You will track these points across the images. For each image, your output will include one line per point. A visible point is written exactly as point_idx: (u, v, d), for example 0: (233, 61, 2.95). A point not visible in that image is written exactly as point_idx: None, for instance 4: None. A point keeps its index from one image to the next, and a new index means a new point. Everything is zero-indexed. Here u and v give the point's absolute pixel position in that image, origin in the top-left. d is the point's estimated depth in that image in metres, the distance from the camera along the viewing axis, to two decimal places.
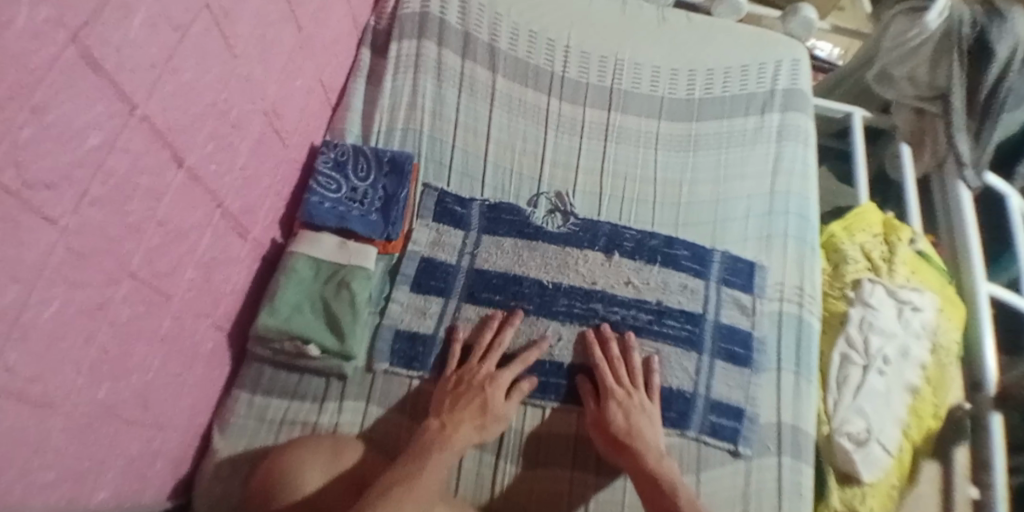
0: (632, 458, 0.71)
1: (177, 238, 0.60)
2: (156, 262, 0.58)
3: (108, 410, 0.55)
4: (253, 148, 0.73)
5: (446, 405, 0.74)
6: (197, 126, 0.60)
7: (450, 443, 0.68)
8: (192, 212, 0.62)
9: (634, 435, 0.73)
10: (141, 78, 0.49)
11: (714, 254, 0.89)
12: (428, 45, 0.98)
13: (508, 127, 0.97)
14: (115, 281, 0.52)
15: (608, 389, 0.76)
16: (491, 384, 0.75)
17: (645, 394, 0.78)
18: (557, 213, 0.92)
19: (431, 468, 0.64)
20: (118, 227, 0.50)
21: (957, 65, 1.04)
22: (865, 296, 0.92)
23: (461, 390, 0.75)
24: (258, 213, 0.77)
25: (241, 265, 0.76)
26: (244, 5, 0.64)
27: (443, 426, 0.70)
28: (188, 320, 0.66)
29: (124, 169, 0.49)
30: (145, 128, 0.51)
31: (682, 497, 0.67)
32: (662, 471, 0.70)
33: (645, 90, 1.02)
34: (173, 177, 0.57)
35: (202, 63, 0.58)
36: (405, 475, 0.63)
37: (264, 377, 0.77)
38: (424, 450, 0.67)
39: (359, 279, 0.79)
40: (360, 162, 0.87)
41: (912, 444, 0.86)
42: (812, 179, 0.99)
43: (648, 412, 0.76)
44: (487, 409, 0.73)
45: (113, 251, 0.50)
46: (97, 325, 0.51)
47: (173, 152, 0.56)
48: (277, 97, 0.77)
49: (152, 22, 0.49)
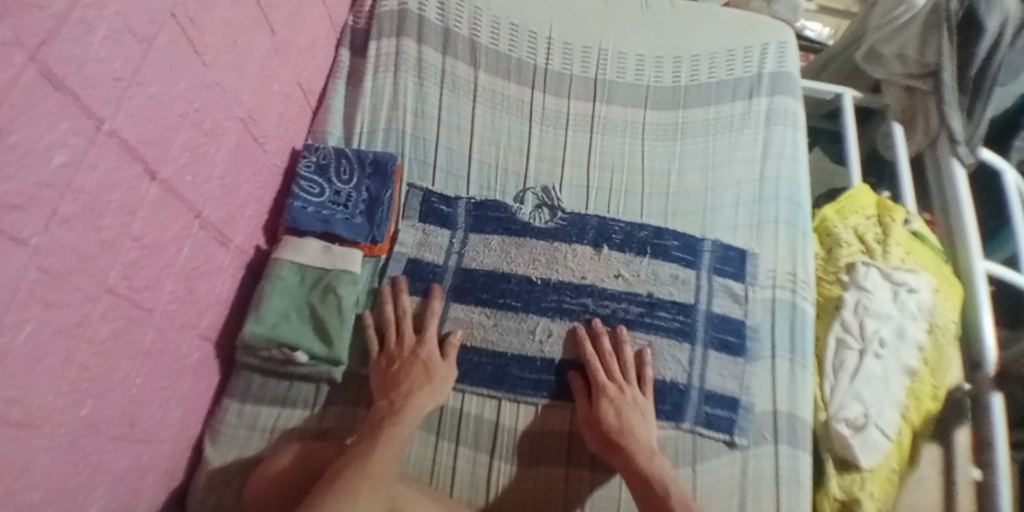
0: (625, 458, 0.71)
1: (155, 252, 0.60)
2: (134, 277, 0.57)
3: (93, 427, 0.55)
4: (231, 156, 0.72)
5: (384, 383, 0.74)
6: (170, 137, 0.59)
7: (403, 414, 0.70)
8: (169, 225, 0.61)
9: (626, 433, 0.72)
10: (107, 93, 0.48)
11: (704, 243, 0.88)
12: (407, 43, 0.97)
13: (491, 123, 0.95)
14: (93, 298, 0.51)
15: (600, 387, 0.76)
16: (423, 349, 0.77)
17: (638, 388, 0.78)
18: (544, 208, 0.91)
19: (386, 440, 0.66)
20: (91, 244, 0.49)
21: (945, 41, 1.01)
22: (859, 280, 0.91)
23: (394, 366, 0.75)
24: (240, 222, 0.76)
25: (225, 274, 0.75)
26: (213, 13, 0.63)
27: (392, 402, 0.72)
28: (173, 332, 0.66)
29: (94, 186, 0.48)
30: (113, 143, 0.50)
31: (674, 496, 0.67)
32: (654, 469, 0.69)
33: (630, 79, 1.01)
34: (146, 191, 0.56)
35: (170, 73, 0.57)
36: (361, 452, 0.64)
37: (254, 385, 0.76)
38: (374, 428, 0.68)
39: (345, 284, 0.78)
40: (342, 165, 0.86)
41: (911, 426, 0.85)
42: (802, 162, 0.98)
43: (640, 408, 0.76)
44: (430, 372, 0.75)
45: (88, 268, 0.50)
46: (75, 344, 0.50)
47: (145, 165, 0.55)
48: (253, 103, 0.76)
49: (115, 36, 0.48)
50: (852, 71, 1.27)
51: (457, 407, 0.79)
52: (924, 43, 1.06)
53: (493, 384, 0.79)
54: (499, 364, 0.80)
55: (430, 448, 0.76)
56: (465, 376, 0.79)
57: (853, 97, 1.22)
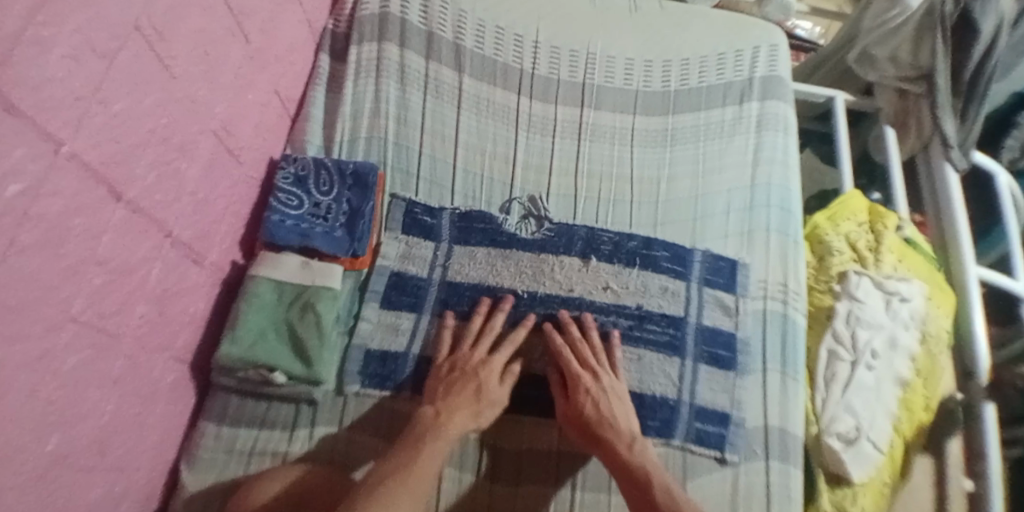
0: (605, 449, 0.70)
1: (124, 275, 0.57)
2: (102, 302, 0.54)
3: (63, 460, 0.52)
4: (204, 171, 0.69)
5: (438, 391, 0.72)
6: (136, 155, 0.56)
7: (444, 431, 0.67)
8: (137, 246, 0.59)
9: (605, 424, 0.71)
10: (67, 114, 0.45)
11: (695, 253, 0.86)
12: (389, 48, 0.94)
13: (476, 130, 0.93)
14: (56, 329, 0.48)
15: (575, 379, 0.74)
16: (484, 369, 0.73)
17: (613, 373, 0.76)
18: (530, 219, 0.88)
19: (427, 455, 0.64)
20: (54, 273, 0.47)
21: (940, 44, 0.99)
22: (851, 290, 0.89)
23: (453, 375, 0.73)
24: (214, 238, 0.74)
25: (200, 292, 0.72)
26: (181, 23, 0.60)
27: (437, 414, 0.69)
28: (145, 356, 0.63)
29: (55, 212, 0.45)
30: (75, 166, 0.47)
31: (657, 482, 0.66)
32: (636, 459, 0.68)
33: (619, 84, 0.99)
34: (112, 213, 0.54)
35: (136, 88, 0.54)
36: (402, 464, 0.62)
37: (231, 407, 0.74)
38: (416, 438, 0.66)
39: (325, 300, 0.75)
40: (321, 176, 0.83)
41: (903, 437, 0.84)
42: (793, 168, 0.96)
43: (617, 393, 0.74)
44: (480, 396, 0.72)
45: (51, 298, 0.47)
46: (39, 378, 0.47)
47: (110, 187, 0.52)
48: (227, 114, 0.73)
49: (74, 53, 0.45)
50: (844, 73, 1.25)
51: None
52: (919, 44, 1.04)
53: None
54: None
55: None
56: None
57: (845, 100, 1.21)
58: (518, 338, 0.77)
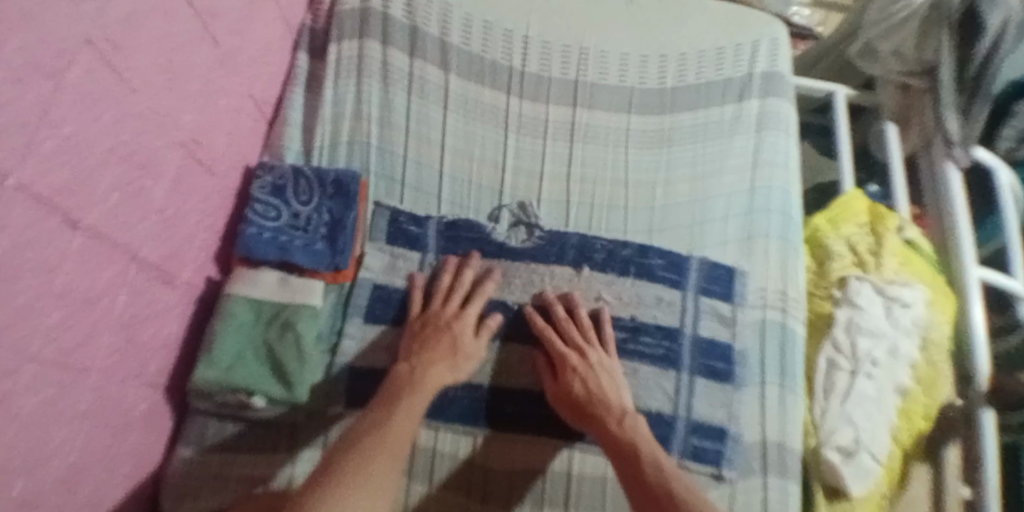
0: (596, 427, 0.69)
1: (84, 306, 0.53)
2: (64, 337, 0.50)
3: (31, 505, 0.49)
4: (171, 187, 0.64)
5: (413, 347, 0.72)
6: (94, 179, 0.51)
7: (421, 386, 0.67)
8: (99, 272, 0.54)
9: (594, 400, 0.70)
10: (12, 142, 0.40)
11: (692, 261, 0.82)
12: (371, 45, 0.89)
13: (464, 133, 0.88)
14: (16, 371, 0.44)
15: (562, 358, 0.73)
16: (457, 323, 0.74)
17: (602, 350, 0.75)
18: (520, 226, 0.84)
19: (404, 410, 0.64)
20: (8, 313, 0.42)
21: (946, 40, 0.96)
22: (852, 297, 0.87)
23: (427, 330, 0.74)
24: (187, 256, 0.69)
25: (173, 314, 0.69)
26: (140, 31, 0.55)
27: (412, 368, 0.69)
28: (114, 387, 0.60)
29: (3, 248, 0.41)
30: (23, 198, 0.42)
31: (645, 455, 0.64)
32: (625, 434, 0.67)
33: (613, 81, 0.94)
34: (68, 242, 0.49)
35: (90, 107, 0.49)
36: (379, 420, 0.62)
37: (210, 432, 0.71)
38: (396, 393, 0.66)
39: (305, 319, 0.72)
40: (300, 185, 0.78)
41: (901, 448, 0.83)
42: (793, 170, 0.93)
43: (607, 369, 0.73)
44: (456, 348, 0.72)
45: (6, 340, 0.43)
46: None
47: (65, 215, 0.48)
48: (195, 124, 0.68)
49: (17, 76, 0.39)
50: (844, 67, 1.22)
51: (431, 445, 0.74)
52: (923, 40, 1.01)
53: (470, 419, 0.75)
54: (475, 398, 0.76)
55: (404, 489, 0.72)
56: (440, 412, 0.75)
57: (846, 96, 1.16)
58: (486, 292, 0.77)
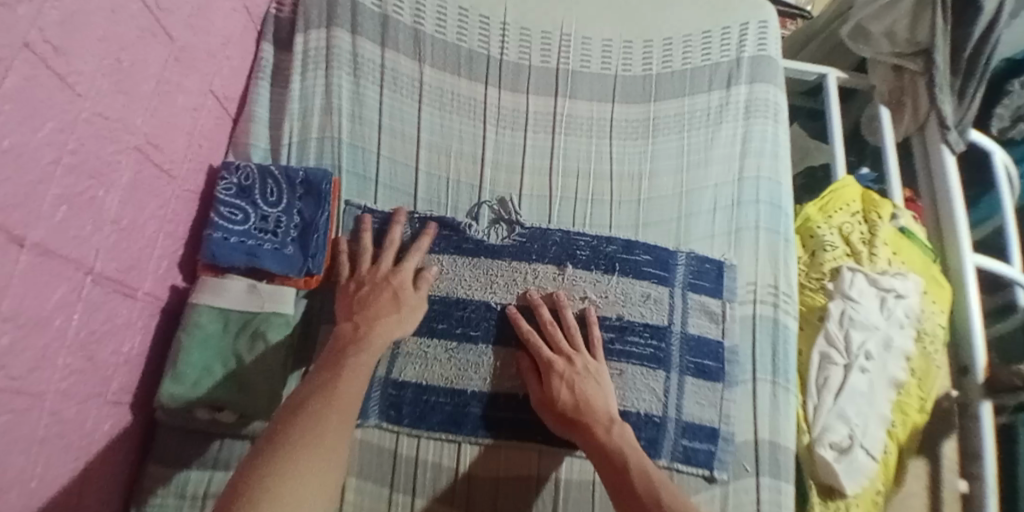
0: (583, 435, 0.66)
1: (37, 328, 0.48)
2: (15, 364, 0.45)
3: None
4: (128, 194, 0.59)
5: (352, 308, 0.68)
6: (41, 191, 0.46)
7: (367, 343, 0.64)
8: (51, 291, 0.49)
9: (580, 407, 0.67)
10: None
11: (678, 256, 0.80)
12: (339, 35, 0.84)
13: (440, 128, 0.84)
14: None
15: (547, 364, 0.70)
16: (395, 277, 0.72)
17: (590, 354, 0.72)
18: (501, 224, 0.81)
19: (352, 370, 0.60)
20: None
21: (939, 18, 0.92)
22: (844, 288, 0.84)
23: (363, 290, 0.70)
24: (147, 265, 0.65)
25: (135, 327, 0.65)
26: (84, 29, 0.49)
27: (356, 326, 0.65)
28: (73, 410, 0.56)
29: None
30: None
31: (634, 465, 0.62)
32: (614, 442, 0.64)
33: (595, 69, 0.90)
34: (16, 262, 0.44)
35: (33, 115, 0.43)
36: (325, 381, 0.58)
37: (180, 447, 0.67)
38: (339, 354, 0.62)
39: (276, 328, 0.69)
40: (268, 186, 0.74)
41: (897, 442, 0.81)
42: (783, 158, 0.90)
43: (594, 374, 0.70)
44: (399, 302, 0.70)
45: None
46: None
47: (10, 232, 0.42)
48: (151, 125, 0.62)
49: None
50: (833, 49, 1.17)
51: (413, 455, 0.71)
52: (918, 19, 0.97)
53: (452, 427, 0.72)
54: (458, 404, 0.73)
55: (385, 500, 0.69)
56: (421, 420, 0.72)
57: (837, 78, 1.12)
58: (422, 244, 0.75)
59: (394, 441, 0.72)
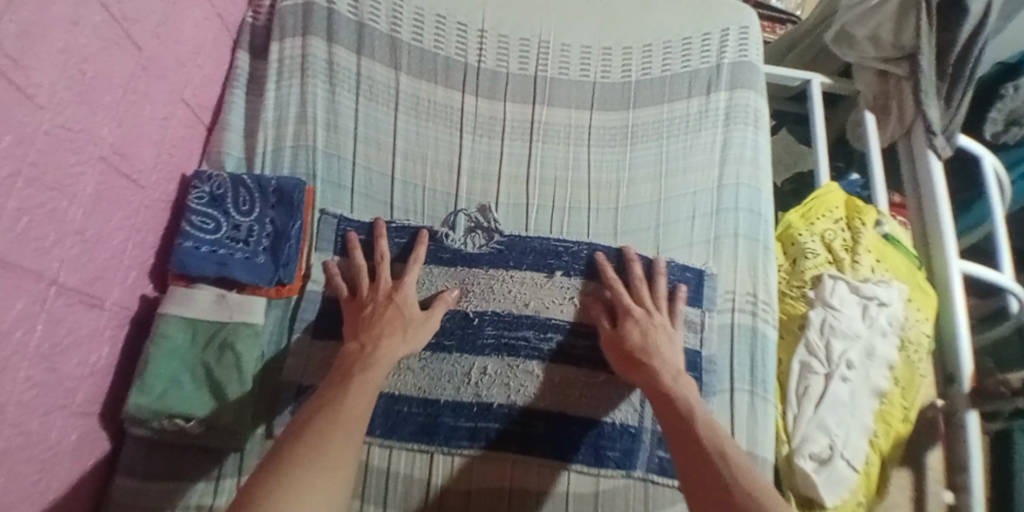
0: (645, 373, 0.66)
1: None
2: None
3: None
4: (92, 205, 0.59)
5: (357, 328, 0.68)
6: (1, 203, 0.46)
7: (373, 359, 0.63)
8: (12, 303, 0.49)
9: (650, 351, 0.68)
10: None
11: (659, 266, 0.79)
12: (315, 42, 0.84)
13: (415, 135, 0.84)
14: None
15: (625, 307, 0.73)
16: (398, 294, 0.71)
17: (668, 319, 0.74)
18: (478, 232, 0.80)
19: (359, 385, 0.59)
20: None
21: (924, 22, 0.91)
22: (825, 296, 0.83)
23: (366, 312, 0.69)
24: (114, 275, 0.64)
25: (102, 338, 0.64)
26: (43, 39, 0.49)
27: (362, 344, 0.65)
28: (35, 422, 0.55)
29: None
30: None
31: (697, 409, 0.61)
32: (677, 386, 0.64)
33: (574, 76, 0.90)
34: None
35: None
36: (332, 400, 0.57)
37: (145, 459, 0.66)
38: (346, 371, 0.61)
39: (245, 339, 0.67)
40: (240, 194, 0.74)
41: (880, 453, 0.80)
42: (764, 165, 0.89)
43: (667, 333, 0.72)
44: (406, 318, 0.69)
45: None
46: None
47: None
48: (117, 136, 0.62)
49: None
50: (820, 53, 1.16)
51: (384, 466, 0.71)
52: (902, 25, 0.95)
53: (424, 437, 0.72)
54: (430, 413, 0.73)
55: None
56: (393, 431, 0.72)
57: (821, 83, 1.11)
58: (384, 248, 0.74)
59: (366, 452, 0.71)
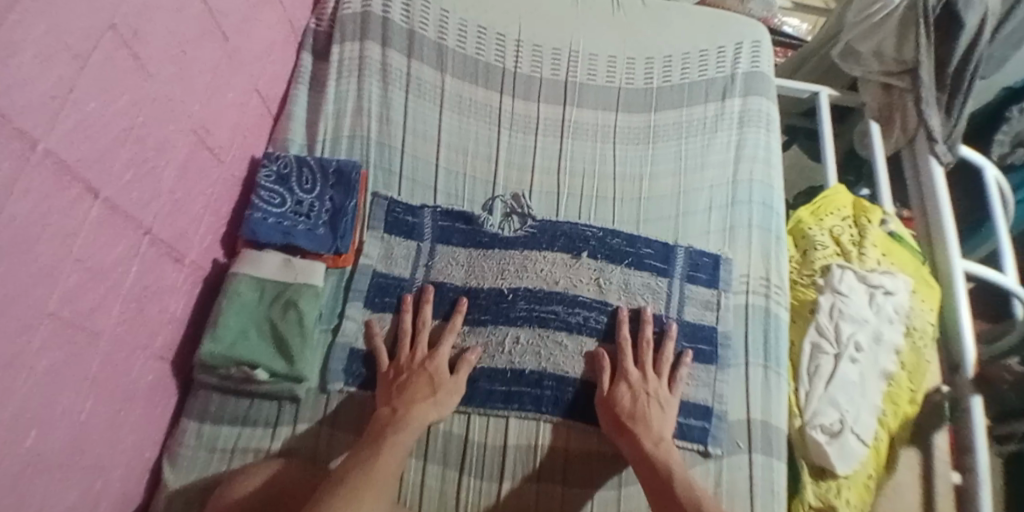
0: (631, 441, 0.70)
1: (99, 275, 0.56)
2: (79, 302, 0.54)
3: (36, 459, 0.51)
4: (181, 169, 0.68)
5: (390, 392, 0.72)
6: (110, 155, 0.55)
7: (403, 423, 0.67)
8: (113, 245, 0.57)
9: (638, 417, 0.72)
10: (40, 113, 0.45)
11: (678, 250, 0.86)
12: (371, 46, 0.94)
13: (458, 129, 0.93)
14: (33, 325, 0.48)
15: (624, 370, 0.76)
16: (432, 362, 0.75)
17: (667, 386, 0.77)
18: (513, 217, 0.88)
19: (389, 446, 0.64)
20: (28, 273, 0.47)
21: (923, 36, 1.00)
22: (834, 283, 0.90)
23: (402, 377, 0.73)
24: (194, 236, 0.72)
25: (180, 292, 0.71)
26: (155, 23, 0.59)
27: (394, 409, 0.70)
28: (124, 356, 0.62)
29: (28, 211, 0.45)
30: (49, 165, 0.47)
31: (678, 480, 0.66)
32: (659, 453, 0.69)
33: (601, 82, 0.99)
34: (88, 210, 0.53)
35: (108, 86, 0.53)
36: (363, 459, 0.62)
37: (212, 405, 0.72)
38: (377, 434, 0.66)
39: (307, 298, 0.75)
40: (304, 174, 0.83)
41: (888, 430, 0.85)
42: (775, 164, 0.96)
43: (660, 400, 0.75)
44: (435, 386, 0.73)
45: (26, 298, 0.47)
46: (14, 377, 0.47)
47: (87, 184, 0.52)
48: (205, 113, 0.71)
49: (47, 54, 0.45)
50: (828, 69, 1.25)
51: None
52: (903, 39, 1.04)
53: (462, 400, 0.77)
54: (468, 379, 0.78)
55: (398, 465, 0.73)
56: None
57: (829, 96, 1.19)
58: (428, 318, 0.79)
59: None
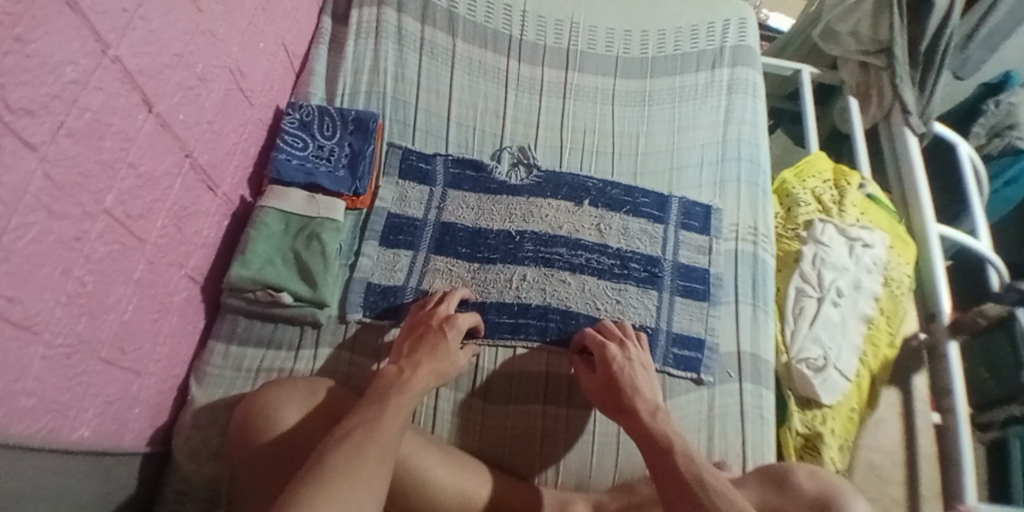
0: (627, 415, 0.65)
1: (150, 183, 0.61)
2: (130, 205, 0.58)
3: (85, 345, 0.54)
4: (219, 103, 0.73)
5: (405, 351, 0.69)
6: (166, 74, 0.61)
7: (408, 387, 0.61)
8: (162, 158, 0.62)
9: (627, 388, 0.67)
10: (113, 20, 0.50)
11: (672, 200, 0.93)
12: (387, 12, 1.01)
13: (468, 87, 0.99)
14: (92, 216, 0.52)
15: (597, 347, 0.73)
16: (450, 326, 0.72)
17: (645, 354, 0.74)
18: (520, 166, 0.95)
19: (395, 408, 0.58)
20: (94, 163, 0.51)
21: (896, 18, 1.08)
22: (816, 235, 0.97)
23: (417, 334, 0.71)
24: (226, 168, 0.78)
25: (212, 219, 0.76)
26: None
27: (400, 370, 0.64)
28: (162, 267, 0.66)
29: (98, 107, 0.50)
30: (117, 69, 0.52)
31: (679, 447, 0.58)
32: (659, 425, 0.61)
33: (601, 51, 1.06)
34: (143, 122, 0.58)
35: (168, 12, 0.59)
36: (368, 419, 0.56)
37: (239, 328, 0.77)
38: (381, 394, 0.60)
39: (328, 231, 0.80)
40: (325, 122, 0.88)
41: (869, 369, 0.91)
42: (762, 127, 1.04)
43: (641, 363, 0.71)
44: (450, 351, 0.69)
45: (88, 186, 0.50)
46: (74, 258, 0.51)
47: (144, 95, 0.57)
48: (241, 56, 0.77)
49: None
50: (811, 50, 1.34)
51: None
52: (877, 21, 1.13)
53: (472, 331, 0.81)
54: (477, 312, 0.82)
55: None
56: None
57: (810, 74, 1.28)
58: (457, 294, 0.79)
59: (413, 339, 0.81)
